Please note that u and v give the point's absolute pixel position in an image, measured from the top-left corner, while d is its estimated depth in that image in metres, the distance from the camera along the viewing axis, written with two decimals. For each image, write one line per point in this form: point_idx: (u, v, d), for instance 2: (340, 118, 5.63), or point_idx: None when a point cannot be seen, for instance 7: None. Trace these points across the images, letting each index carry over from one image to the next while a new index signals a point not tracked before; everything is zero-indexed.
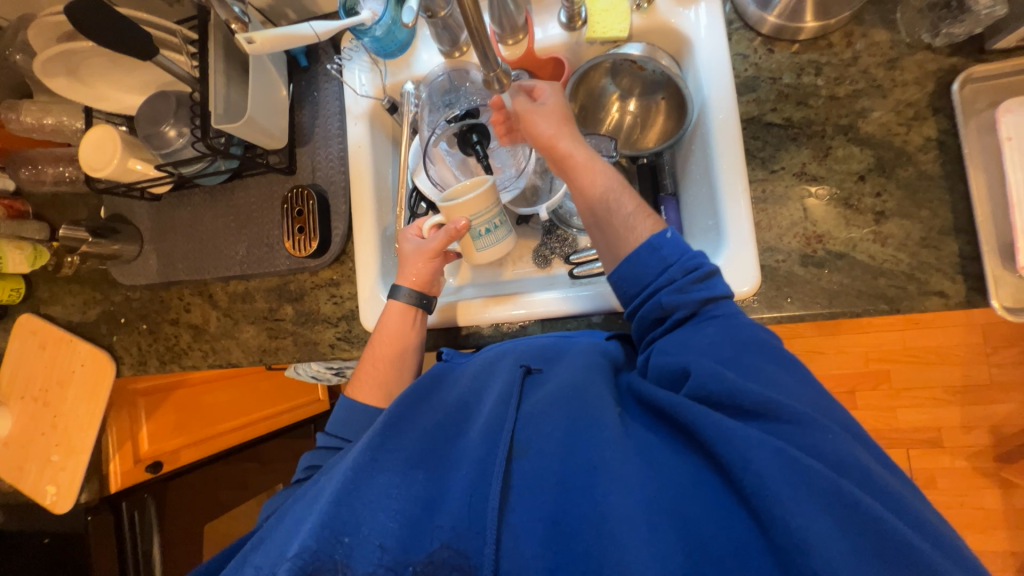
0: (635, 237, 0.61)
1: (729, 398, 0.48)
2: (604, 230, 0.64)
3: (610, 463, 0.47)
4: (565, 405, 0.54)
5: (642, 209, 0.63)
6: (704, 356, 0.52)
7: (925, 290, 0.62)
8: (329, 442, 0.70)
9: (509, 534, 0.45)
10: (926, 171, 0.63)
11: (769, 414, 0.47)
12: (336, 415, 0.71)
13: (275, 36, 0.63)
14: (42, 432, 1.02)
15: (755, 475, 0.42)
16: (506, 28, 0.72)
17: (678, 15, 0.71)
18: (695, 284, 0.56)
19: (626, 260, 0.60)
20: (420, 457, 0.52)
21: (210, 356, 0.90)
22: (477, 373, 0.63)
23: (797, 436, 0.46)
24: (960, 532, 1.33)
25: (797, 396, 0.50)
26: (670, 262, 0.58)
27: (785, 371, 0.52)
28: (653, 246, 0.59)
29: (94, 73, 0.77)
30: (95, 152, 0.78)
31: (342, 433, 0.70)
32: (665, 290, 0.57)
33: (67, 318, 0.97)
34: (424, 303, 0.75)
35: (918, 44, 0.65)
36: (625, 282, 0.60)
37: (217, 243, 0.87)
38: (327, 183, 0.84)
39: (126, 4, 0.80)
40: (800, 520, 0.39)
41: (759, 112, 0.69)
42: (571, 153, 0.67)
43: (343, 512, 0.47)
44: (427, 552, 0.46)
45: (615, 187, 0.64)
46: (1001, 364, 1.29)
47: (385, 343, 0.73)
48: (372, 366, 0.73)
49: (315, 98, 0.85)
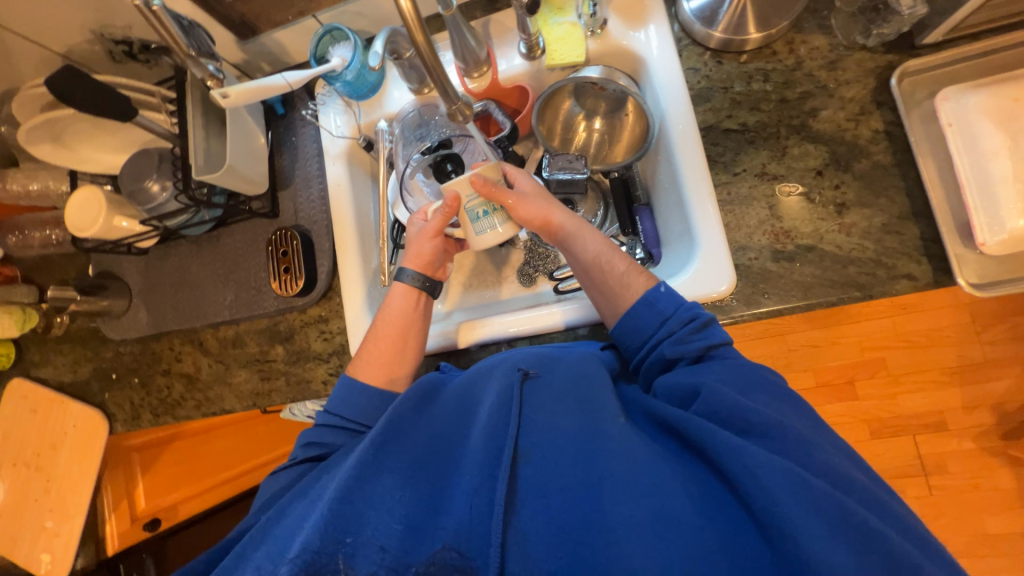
0: (631, 294, 0.65)
1: (738, 416, 0.50)
2: (601, 290, 0.68)
3: (614, 470, 0.49)
4: (572, 412, 0.56)
5: (634, 267, 0.67)
6: (719, 381, 0.54)
7: (894, 274, 0.64)
8: (330, 420, 0.67)
9: (515, 537, 0.49)
10: (880, 161, 0.66)
11: (776, 433, 0.48)
12: (335, 394, 0.68)
13: (249, 88, 0.66)
14: (35, 498, 1.00)
15: (764, 491, 0.44)
16: (470, 62, 0.76)
17: (630, 37, 0.75)
18: (694, 333, 0.59)
19: (626, 313, 0.64)
20: (422, 464, 0.54)
21: (203, 404, 0.89)
22: (474, 380, 0.63)
23: (799, 449, 0.47)
24: (977, 515, 1.31)
25: (793, 417, 0.52)
26: (667, 314, 0.61)
27: (795, 410, 0.53)
28: (649, 301, 0.63)
29: (78, 137, 0.79)
30: (81, 212, 0.79)
31: (344, 410, 0.67)
32: (666, 342, 0.61)
33: (58, 379, 0.96)
34: (430, 286, 0.76)
35: (854, 46, 0.69)
36: (627, 336, 0.64)
37: (206, 290, 0.89)
38: (310, 223, 0.86)
39: (107, 70, 0.84)
40: (810, 538, 0.41)
41: (716, 120, 0.72)
42: (566, 225, 0.71)
43: (346, 511, 0.48)
44: (431, 553, 0.48)
45: (606, 250, 0.68)
46: (991, 341, 1.31)
47: (390, 324, 0.72)
48: (375, 346, 0.71)
49: (293, 142, 0.88)
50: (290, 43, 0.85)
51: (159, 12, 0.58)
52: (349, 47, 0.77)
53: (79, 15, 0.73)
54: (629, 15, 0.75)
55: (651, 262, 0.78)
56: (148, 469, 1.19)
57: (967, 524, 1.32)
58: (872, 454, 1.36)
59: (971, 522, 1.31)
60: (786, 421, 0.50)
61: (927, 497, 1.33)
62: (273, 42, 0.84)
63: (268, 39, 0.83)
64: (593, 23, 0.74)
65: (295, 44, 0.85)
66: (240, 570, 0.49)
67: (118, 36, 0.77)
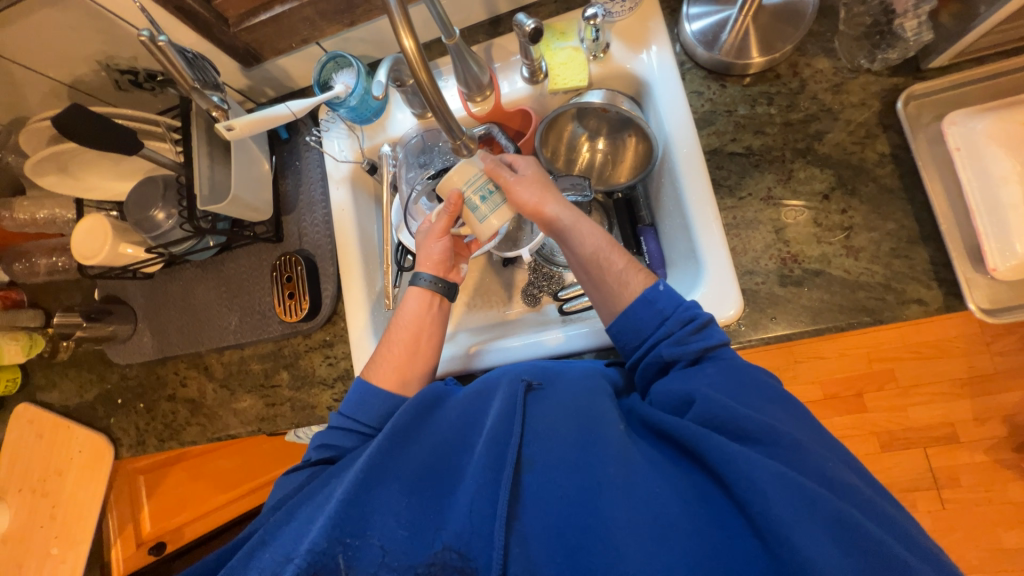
0: (629, 292, 0.63)
1: (732, 422, 0.50)
2: (598, 286, 0.65)
3: (614, 475, 0.48)
4: (571, 419, 0.54)
5: (633, 264, 0.64)
6: (713, 389, 0.53)
7: (904, 299, 0.63)
8: (342, 423, 0.64)
9: (517, 541, 0.48)
10: (887, 184, 0.66)
11: (769, 438, 0.48)
12: (348, 398, 0.65)
13: (254, 120, 0.67)
14: (42, 523, 1.00)
15: (758, 493, 0.44)
16: (473, 87, 0.75)
17: (633, 60, 0.75)
18: (693, 335, 0.57)
19: (624, 313, 0.61)
20: (427, 474, 0.53)
21: (208, 429, 0.89)
22: (475, 390, 0.60)
23: (793, 453, 0.47)
24: (991, 529, 1.29)
25: (790, 424, 0.51)
26: (666, 314, 0.59)
27: (787, 411, 0.52)
28: (648, 300, 0.60)
29: (84, 167, 0.80)
30: (87, 241, 0.80)
31: (357, 415, 0.64)
32: (663, 343, 0.58)
33: (64, 404, 0.96)
34: (449, 290, 0.74)
35: (859, 68, 0.68)
36: (624, 335, 0.62)
37: (211, 315, 0.89)
38: (314, 248, 0.86)
39: (112, 99, 0.84)
40: (805, 541, 0.41)
41: (721, 143, 0.72)
42: (561, 217, 0.67)
43: (352, 513, 0.49)
44: (431, 553, 0.48)
45: (605, 246, 0.65)
46: (1001, 352, 1.29)
47: (405, 328, 0.70)
48: (391, 353, 0.69)
49: (297, 167, 0.88)
50: (293, 69, 0.85)
51: (165, 46, 0.59)
52: (353, 73, 0.78)
53: (85, 48, 0.73)
54: (632, 39, 0.75)
55: None
56: (155, 489, 1.18)
57: (981, 538, 1.29)
58: (882, 467, 1.34)
59: (984, 536, 1.29)
60: (787, 429, 0.49)
61: (939, 511, 1.31)
62: (277, 69, 0.84)
63: (272, 65, 0.83)
64: (596, 47, 0.74)
65: (299, 70, 0.86)
66: (249, 571, 0.50)
67: (124, 66, 0.78)
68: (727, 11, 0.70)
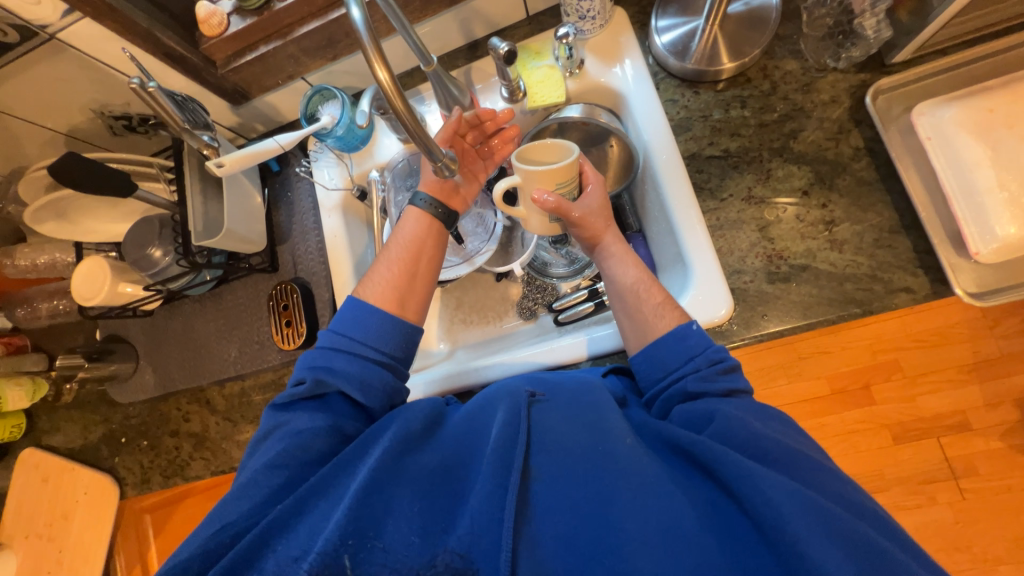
0: (663, 325, 0.63)
1: (749, 440, 0.50)
2: (631, 315, 0.65)
3: (625, 488, 0.48)
4: (580, 431, 0.54)
5: (668, 302, 0.64)
6: (736, 409, 0.53)
7: (891, 288, 0.63)
8: (335, 341, 0.63)
9: (527, 548, 0.47)
10: (864, 177, 0.67)
11: (787, 459, 0.49)
12: (343, 316, 0.65)
13: (243, 155, 0.69)
14: (49, 569, 0.99)
15: (772, 507, 0.44)
16: (454, 108, 0.76)
17: (608, 74, 0.77)
18: (719, 375, 0.57)
19: (655, 343, 0.61)
20: (435, 483, 0.53)
21: (213, 462, 0.89)
22: (482, 404, 0.61)
23: (811, 474, 0.48)
24: (1012, 516, 1.28)
25: (795, 436, 0.53)
26: (695, 351, 0.59)
27: (796, 431, 0.54)
28: (680, 335, 0.60)
29: (82, 211, 0.82)
30: (87, 282, 0.81)
31: (353, 333, 0.63)
32: (690, 377, 0.58)
33: (69, 445, 0.97)
34: (447, 218, 0.74)
35: (826, 67, 0.71)
36: (649, 368, 0.61)
37: (211, 348, 0.90)
38: (310, 275, 0.88)
39: (108, 145, 0.87)
40: (819, 553, 0.41)
41: (699, 148, 0.73)
42: (611, 247, 0.70)
43: (363, 518, 0.48)
44: (432, 556, 0.48)
45: (645, 279, 0.67)
46: (1005, 334, 1.28)
47: (403, 247, 0.71)
48: (389, 269, 0.69)
49: (289, 197, 0.91)
50: (281, 104, 0.88)
51: (155, 92, 0.61)
52: (338, 104, 0.80)
53: (79, 98, 0.76)
54: (605, 54, 0.77)
55: None
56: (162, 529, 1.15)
57: (1001, 527, 1.28)
58: (896, 460, 1.33)
59: (1003, 523, 1.28)
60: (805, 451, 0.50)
61: (958, 501, 1.29)
62: (265, 105, 0.87)
63: (260, 102, 0.86)
64: (570, 64, 0.76)
65: (286, 105, 0.89)
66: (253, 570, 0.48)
67: (117, 113, 0.80)
68: (693, 22, 0.73)
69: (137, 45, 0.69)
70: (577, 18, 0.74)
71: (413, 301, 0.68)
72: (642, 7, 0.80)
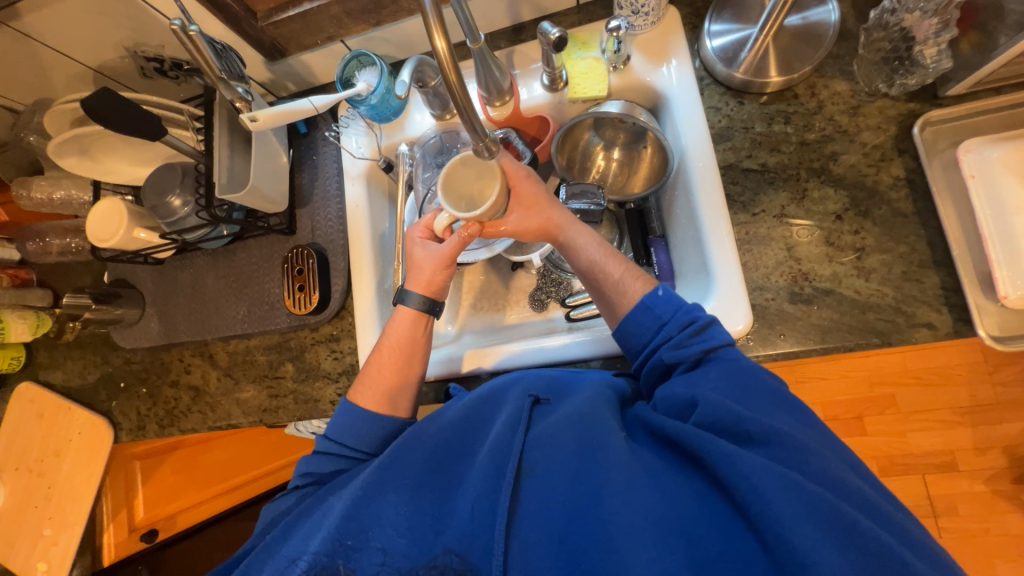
0: (627, 300, 0.64)
1: (735, 424, 0.49)
2: (599, 297, 0.68)
3: (614, 481, 0.48)
4: (573, 426, 0.54)
5: (630, 271, 0.66)
6: (716, 391, 0.53)
7: (913, 322, 0.63)
8: (328, 447, 0.64)
9: (518, 545, 0.48)
10: (900, 209, 0.66)
11: (773, 440, 0.47)
12: (335, 420, 0.66)
13: (278, 112, 0.67)
14: (35, 503, 0.99)
15: (757, 496, 0.43)
16: (493, 92, 0.76)
17: (653, 73, 0.76)
18: (691, 338, 0.58)
19: (624, 320, 0.63)
20: (429, 476, 0.54)
21: (210, 417, 0.89)
22: (479, 398, 0.61)
23: (801, 459, 0.46)
24: (987, 561, 1.28)
25: (796, 426, 0.50)
26: (664, 320, 0.60)
27: (797, 418, 0.51)
28: (646, 306, 0.62)
29: (105, 150, 0.81)
30: (102, 223, 0.80)
31: (344, 438, 0.64)
32: (663, 347, 0.59)
33: (66, 384, 0.96)
34: (432, 308, 0.73)
35: (876, 92, 0.69)
36: (628, 339, 0.63)
37: (219, 304, 0.89)
38: (326, 242, 0.87)
39: (136, 86, 0.86)
40: (801, 540, 0.41)
41: (736, 159, 0.73)
42: (567, 234, 0.71)
43: (354, 522, 0.50)
44: (432, 556, 0.49)
45: (599, 256, 0.68)
46: (1004, 382, 1.29)
47: (395, 349, 0.70)
48: (378, 369, 0.69)
49: (314, 161, 0.89)
50: (316, 65, 0.87)
51: (195, 37, 0.60)
52: (375, 72, 0.79)
53: (114, 34, 0.75)
54: (652, 52, 0.76)
55: None
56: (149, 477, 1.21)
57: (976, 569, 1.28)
58: None
59: (980, 567, 1.28)
60: (790, 432, 0.48)
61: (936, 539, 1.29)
62: (301, 64, 0.85)
63: (296, 61, 0.84)
64: (617, 59, 0.75)
65: (321, 66, 0.87)
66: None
67: (150, 54, 0.79)
68: (748, 29, 0.72)
69: None
70: (630, 13, 0.73)
71: (403, 397, 0.68)
72: (696, 9, 0.78)
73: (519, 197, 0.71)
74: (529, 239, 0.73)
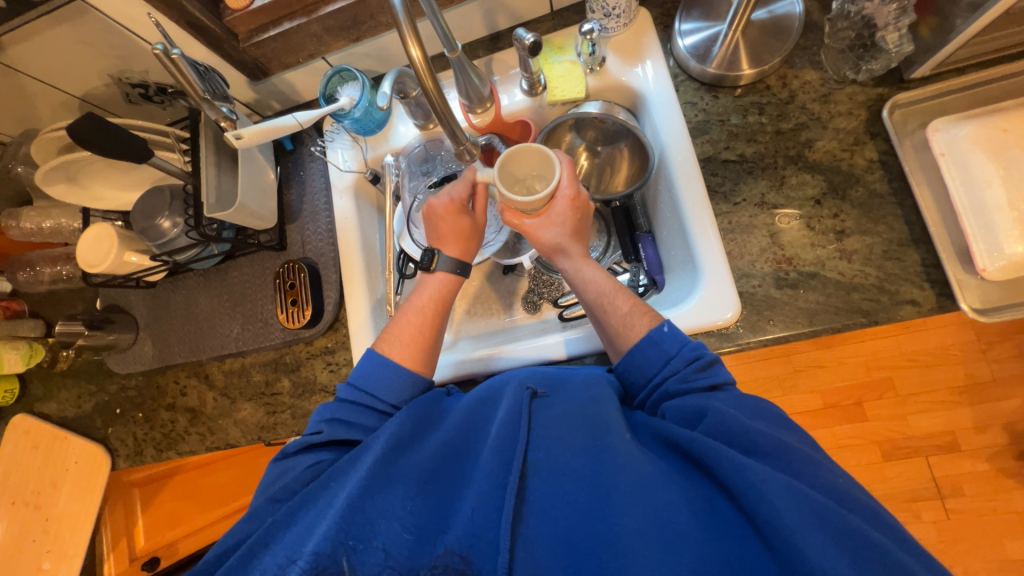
0: (631, 336, 0.63)
1: (743, 435, 0.50)
2: (603, 327, 0.67)
3: (621, 484, 0.48)
4: (578, 428, 0.55)
5: (637, 307, 0.65)
6: (725, 404, 0.53)
7: (897, 299, 0.64)
8: (354, 396, 0.64)
9: (524, 543, 0.48)
10: (877, 189, 0.68)
11: (777, 451, 0.49)
12: (358, 368, 0.66)
13: (262, 129, 0.68)
14: (33, 538, 0.99)
15: (766, 503, 0.44)
16: (474, 99, 0.77)
17: (629, 73, 0.78)
18: (696, 372, 0.58)
19: (632, 349, 0.62)
20: (434, 477, 0.53)
21: (208, 439, 0.89)
22: (479, 403, 0.61)
23: (802, 467, 0.48)
24: (997, 539, 1.27)
25: (795, 438, 0.52)
26: (671, 353, 0.60)
27: (795, 432, 0.53)
28: (653, 339, 0.61)
29: (93, 177, 0.82)
30: (92, 249, 0.80)
31: (367, 388, 0.64)
32: (670, 379, 0.59)
33: (61, 414, 0.95)
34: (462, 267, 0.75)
35: (845, 79, 0.72)
36: (631, 372, 0.62)
37: (213, 323, 0.89)
38: (317, 255, 0.87)
39: (121, 112, 0.87)
40: (811, 548, 0.41)
41: (715, 151, 0.74)
42: (566, 269, 0.71)
43: (357, 518, 0.48)
44: (432, 556, 0.48)
45: (609, 290, 0.68)
46: (998, 359, 1.30)
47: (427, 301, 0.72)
48: (409, 327, 0.70)
49: (301, 176, 0.90)
50: (300, 83, 0.88)
51: (177, 59, 0.61)
52: (358, 86, 0.80)
53: (99, 63, 0.76)
54: (627, 54, 0.78)
55: (654, 289, 0.80)
56: (150, 502, 1.25)
57: (987, 549, 1.28)
58: (884, 476, 1.33)
59: (990, 547, 1.27)
60: (792, 442, 0.50)
61: (944, 521, 1.29)
62: (284, 83, 0.87)
63: (279, 79, 0.86)
64: (593, 61, 0.76)
65: (303, 84, 0.89)
66: (251, 571, 0.49)
67: (135, 80, 0.80)
68: (717, 27, 0.74)
69: (161, 13, 0.68)
70: (602, 16, 0.75)
71: (430, 358, 0.69)
72: (666, 9, 0.80)
73: (552, 206, 0.70)
74: (536, 248, 0.73)
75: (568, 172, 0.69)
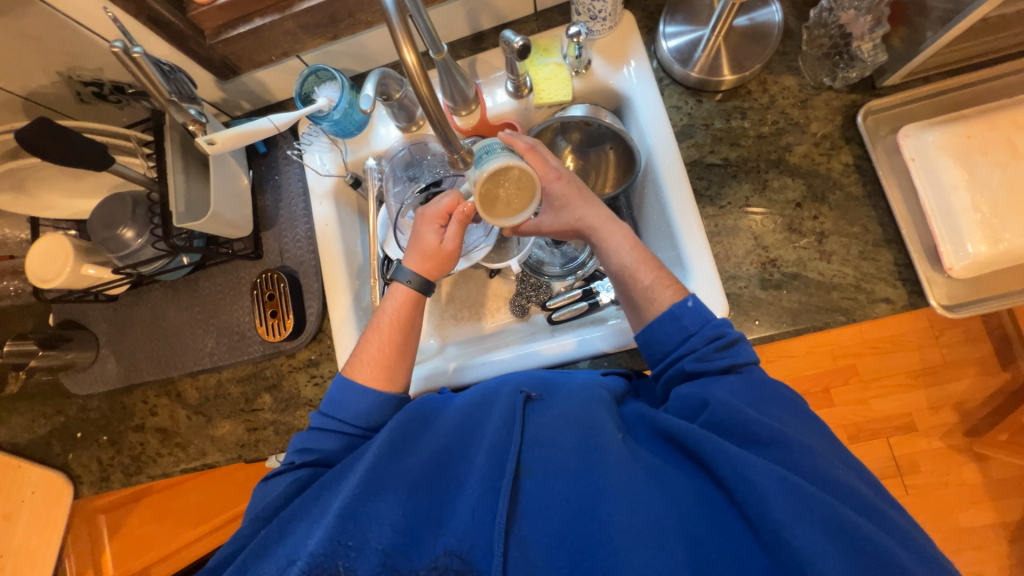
0: (656, 307, 0.64)
1: (741, 427, 0.51)
2: (627, 300, 0.67)
3: (614, 482, 0.48)
4: (571, 426, 0.54)
5: (662, 279, 0.65)
6: (729, 394, 0.54)
7: (873, 297, 0.68)
8: (337, 414, 0.61)
9: (517, 543, 0.48)
10: (852, 193, 0.71)
11: (779, 443, 0.49)
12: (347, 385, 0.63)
13: (235, 134, 0.64)
14: None
15: (757, 497, 0.45)
16: (459, 101, 0.75)
17: (615, 76, 0.78)
18: (717, 352, 0.58)
19: (648, 325, 0.63)
20: (427, 482, 0.52)
21: (182, 459, 0.84)
22: (473, 407, 0.60)
23: (803, 461, 0.48)
24: (950, 511, 1.38)
25: (800, 429, 0.52)
26: (691, 331, 0.60)
27: (804, 422, 0.54)
28: (674, 315, 0.61)
29: (42, 184, 0.75)
30: (44, 263, 0.73)
31: (361, 403, 0.62)
32: (687, 357, 0.59)
33: (12, 440, 0.88)
34: (426, 288, 0.70)
35: (822, 85, 0.74)
36: (650, 347, 0.63)
37: (184, 338, 0.84)
38: (297, 264, 0.84)
39: (70, 112, 0.80)
40: (801, 540, 0.42)
41: (700, 155, 0.75)
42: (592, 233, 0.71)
43: (351, 525, 0.47)
44: (432, 559, 0.48)
45: (632, 262, 0.67)
46: (948, 343, 1.39)
47: (394, 330, 0.67)
48: (377, 348, 0.66)
49: (276, 181, 0.86)
50: (272, 82, 0.83)
51: (139, 58, 0.56)
52: (335, 87, 0.76)
53: (45, 60, 0.69)
54: (612, 56, 0.78)
55: None
56: (116, 530, 1.17)
57: (942, 520, 1.38)
58: None
59: (944, 518, 1.38)
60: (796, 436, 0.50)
61: (904, 497, 1.39)
62: (254, 82, 0.82)
63: (249, 79, 0.81)
64: (579, 64, 0.76)
65: (276, 83, 0.84)
66: None
67: (87, 78, 0.74)
68: (700, 31, 0.75)
69: (119, 7, 0.63)
70: (588, 19, 0.74)
71: (402, 376, 0.66)
72: (650, 12, 0.81)
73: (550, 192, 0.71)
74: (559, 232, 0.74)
75: (533, 158, 0.69)
